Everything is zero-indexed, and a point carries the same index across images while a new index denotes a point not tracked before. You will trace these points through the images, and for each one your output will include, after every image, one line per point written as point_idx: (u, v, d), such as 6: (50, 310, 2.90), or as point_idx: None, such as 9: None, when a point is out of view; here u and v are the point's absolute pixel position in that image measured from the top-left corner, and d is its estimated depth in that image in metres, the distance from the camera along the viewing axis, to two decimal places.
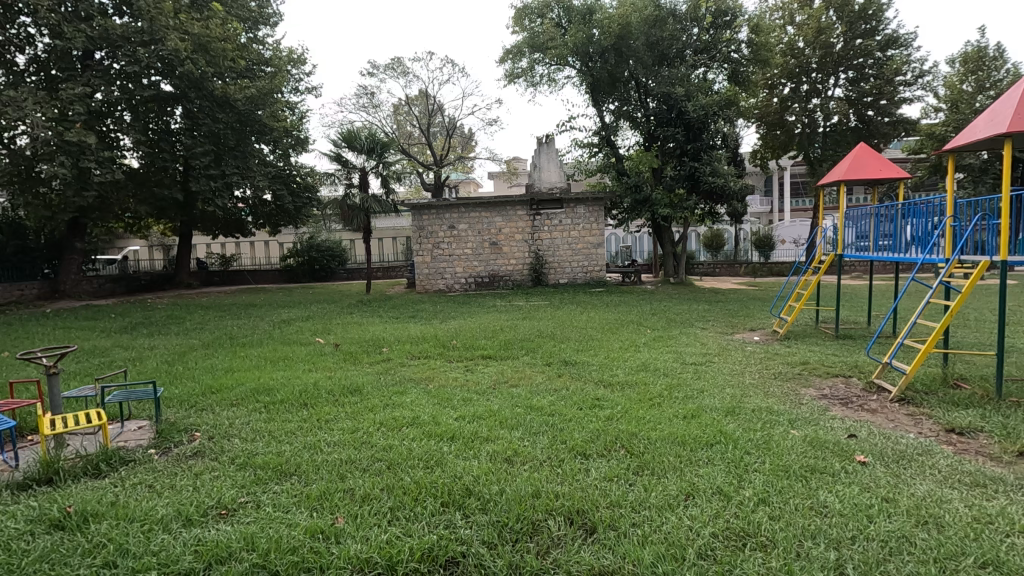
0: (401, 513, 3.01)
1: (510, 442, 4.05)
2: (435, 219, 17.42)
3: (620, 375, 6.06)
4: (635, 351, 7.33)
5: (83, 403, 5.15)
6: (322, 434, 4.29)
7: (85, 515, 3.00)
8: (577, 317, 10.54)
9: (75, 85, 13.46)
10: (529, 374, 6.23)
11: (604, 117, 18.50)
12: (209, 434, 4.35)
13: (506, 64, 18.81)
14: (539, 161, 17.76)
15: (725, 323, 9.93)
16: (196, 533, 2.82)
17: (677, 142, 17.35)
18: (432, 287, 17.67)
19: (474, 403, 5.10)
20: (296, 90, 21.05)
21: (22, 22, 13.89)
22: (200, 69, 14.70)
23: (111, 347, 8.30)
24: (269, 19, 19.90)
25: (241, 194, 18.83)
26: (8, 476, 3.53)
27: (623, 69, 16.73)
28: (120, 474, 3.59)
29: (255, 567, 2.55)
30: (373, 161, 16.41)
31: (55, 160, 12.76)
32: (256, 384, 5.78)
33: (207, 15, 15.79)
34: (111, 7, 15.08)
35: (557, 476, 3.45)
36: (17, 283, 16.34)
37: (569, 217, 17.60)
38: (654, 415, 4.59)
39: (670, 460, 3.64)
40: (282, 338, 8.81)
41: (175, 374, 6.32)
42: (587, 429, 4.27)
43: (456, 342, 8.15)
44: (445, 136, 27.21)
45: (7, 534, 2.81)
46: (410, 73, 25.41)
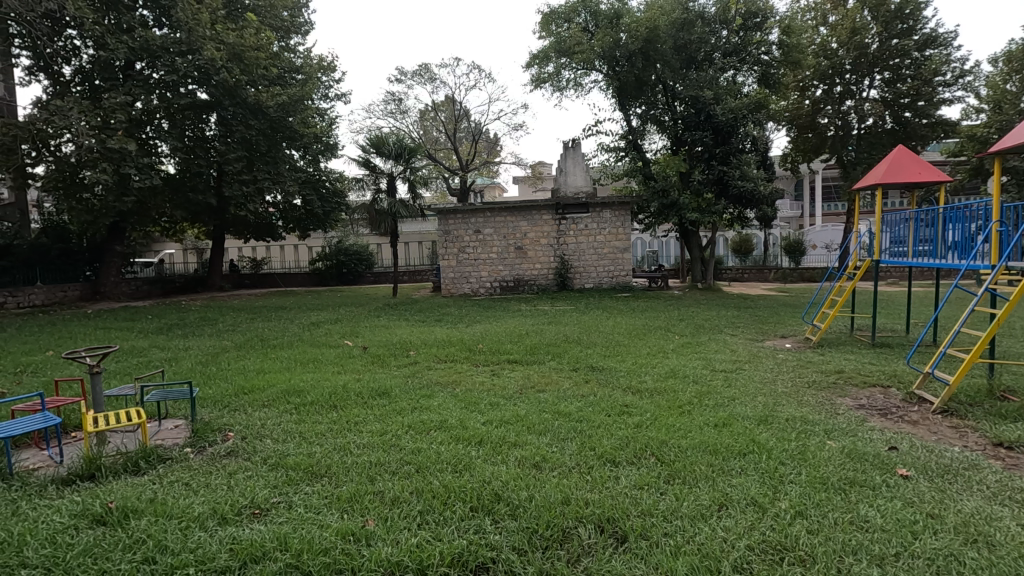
0: (431, 517, 3.02)
1: (539, 448, 4.02)
2: (460, 223, 17.55)
3: (647, 381, 5.97)
4: (663, 357, 7.24)
5: (123, 402, 5.32)
6: (351, 435, 4.35)
7: (126, 512, 3.08)
8: (604, 322, 10.46)
9: (117, 94, 13.94)
10: (556, 379, 6.19)
11: (630, 121, 18.42)
12: (242, 434, 4.44)
13: (533, 69, 18.84)
14: (565, 165, 17.67)
15: (755, 329, 9.73)
16: (231, 532, 2.87)
17: (705, 146, 17.13)
18: (457, 291, 17.78)
19: (501, 408, 5.09)
20: (326, 96, 21.46)
21: (68, 35, 14.44)
22: (235, 78, 15.10)
23: (147, 347, 8.56)
24: (300, 28, 20.36)
25: (272, 199, 19.23)
26: (53, 472, 3.65)
27: (651, 73, 16.61)
28: (158, 472, 3.68)
29: (288, 567, 2.58)
30: (401, 166, 16.63)
31: (98, 167, 13.25)
32: (287, 386, 5.90)
33: (242, 24, 16.25)
34: (152, 19, 15.63)
35: (586, 484, 3.41)
36: (61, 285, 17.02)
37: (595, 222, 17.50)
38: (683, 424, 4.50)
39: (702, 469, 3.57)
40: (311, 340, 8.95)
41: (209, 375, 6.46)
42: (616, 436, 4.22)
43: (482, 346, 8.16)
44: (471, 141, 27.39)
45: (52, 528, 2.90)
46: (437, 79, 25.70)
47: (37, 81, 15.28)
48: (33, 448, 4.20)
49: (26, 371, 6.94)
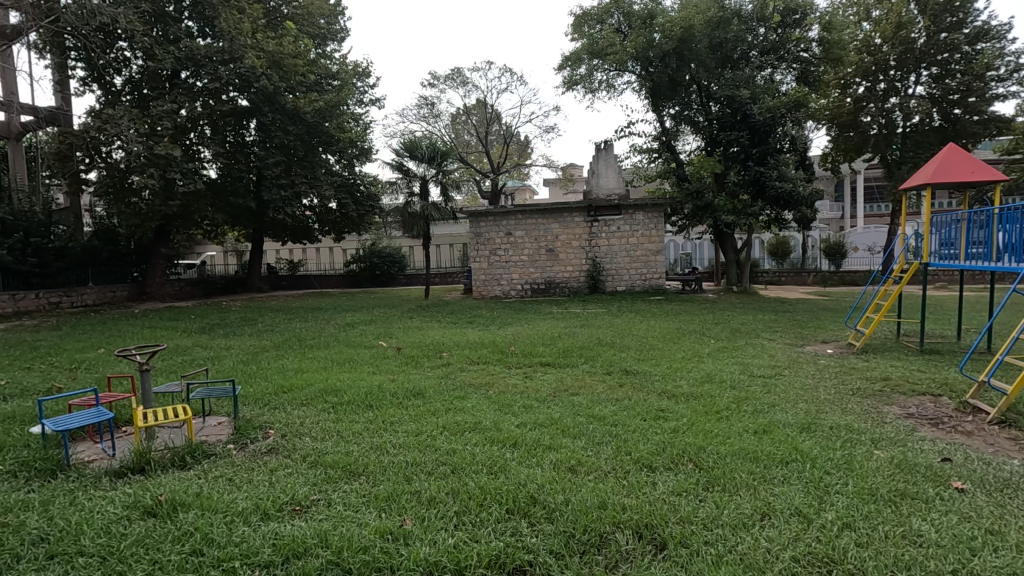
0: (467, 518, 3.03)
1: (574, 451, 3.99)
2: (492, 226, 17.66)
3: (684, 386, 5.86)
4: (699, 362, 7.10)
5: (171, 398, 5.52)
6: (388, 435, 4.40)
7: (174, 505, 3.19)
8: (637, 325, 10.35)
9: (164, 102, 14.52)
10: (590, 383, 6.13)
11: (663, 122, 18.24)
12: (282, 432, 4.54)
13: (565, 71, 18.79)
14: (597, 167, 17.52)
15: (794, 334, 9.48)
16: (274, 527, 2.93)
17: (741, 147, 16.81)
18: (489, 293, 17.88)
19: (535, 410, 5.08)
20: (361, 102, 21.90)
21: (120, 47, 15.07)
22: (274, 85, 15.61)
23: (192, 346, 8.85)
24: (337, 35, 20.84)
25: (308, 203, 19.70)
26: (106, 464, 3.81)
27: (685, 73, 16.40)
28: (203, 467, 3.80)
29: (329, 564, 2.62)
30: (433, 169, 16.76)
31: (146, 172, 13.80)
32: (324, 385, 6.01)
33: (281, 33, 16.80)
34: (197, 30, 16.20)
35: (623, 488, 3.37)
36: (111, 287, 17.82)
37: (627, 224, 17.32)
38: (722, 429, 4.40)
39: (743, 477, 3.48)
40: (347, 340, 9.13)
41: (250, 374, 6.64)
42: (652, 440, 4.16)
43: (514, 348, 8.17)
44: (502, 144, 27.51)
45: (106, 518, 3.03)
46: (470, 82, 25.89)
47: (91, 91, 16.05)
48: (87, 441, 4.39)
49: (80, 368, 7.26)
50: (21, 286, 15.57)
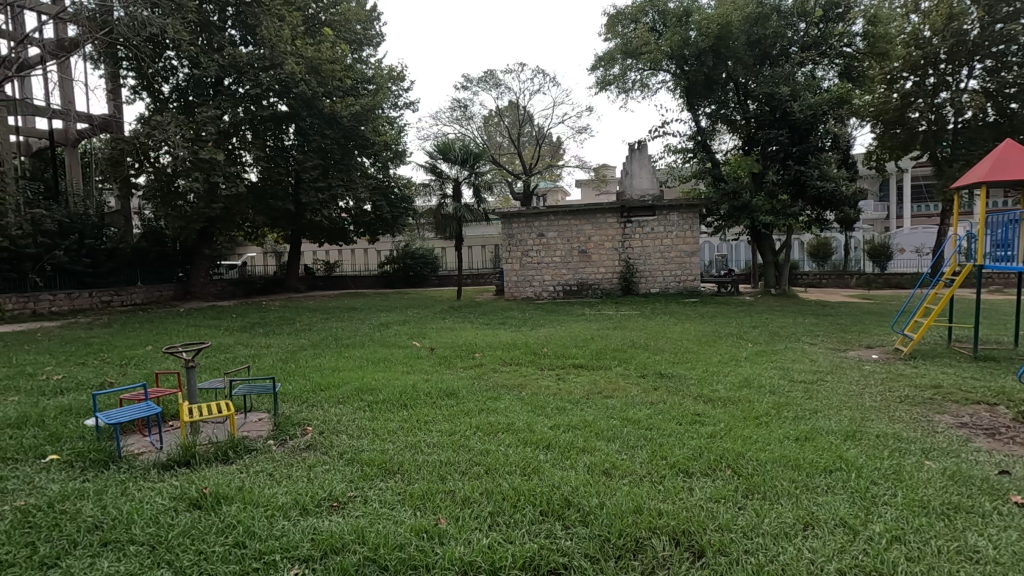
0: (501, 519, 3.03)
1: (609, 454, 3.95)
2: (524, 227, 17.70)
3: (721, 391, 5.72)
4: (736, 366, 6.92)
5: (215, 394, 5.72)
6: (422, 434, 4.44)
7: (218, 497, 3.29)
8: (671, 328, 10.18)
9: (208, 108, 15.06)
10: (624, 386, 6.05)
11: (699, 122, 17.95)
12: (320, 429, 4.64)
13: (598, 71, 18.69)
14: (630, 168, 17.36)
15: (836, 338, 9.16)
16: (313, 522, 3.00)
17: (780, 145, 16.38)
18: (521, 294, 17.92)
19: (568, 413, 5.04)
20: (396, 105, 22.23)
21: (167, 56, 15.69)
22: (312, 90, 16.03)
23: (234, 344, 9.14)
24: (373, 40, 21.22)
25: (344, 204, 20.10)
26: (154, 457, 3.96)
27: (721, 71, 16.09)
28: (245, 462, 3.92)
29: (365, 560, 2.66)
30: (466, 171, 16.86)
31: (191, 176, 14.35)
32: (360, 384, 6.09)
33: (319, 39, 17.20)
34: (239, 38, 16.71)
35: (659, 493, 3.31)
36: (158, 287, 18.55)
37: (662, 225, 17.05)
38: (762, 436, 4.28)
39: (784, 485, 3.38)
40: (382, 340, 9.27)
41: (288, 371, 6.82)
42: (688, 445, 4.07)
43: (547, 350, 8.15)
44: (535, 145, 27.50)
45: (155, 509, 3.15)
46: (502, 84, 26.03)
47: (141, 99, 16.80)
48: (137, 434, 4.58)
49: (130, 364, 7.59)
50: (76, 285, 16.33)
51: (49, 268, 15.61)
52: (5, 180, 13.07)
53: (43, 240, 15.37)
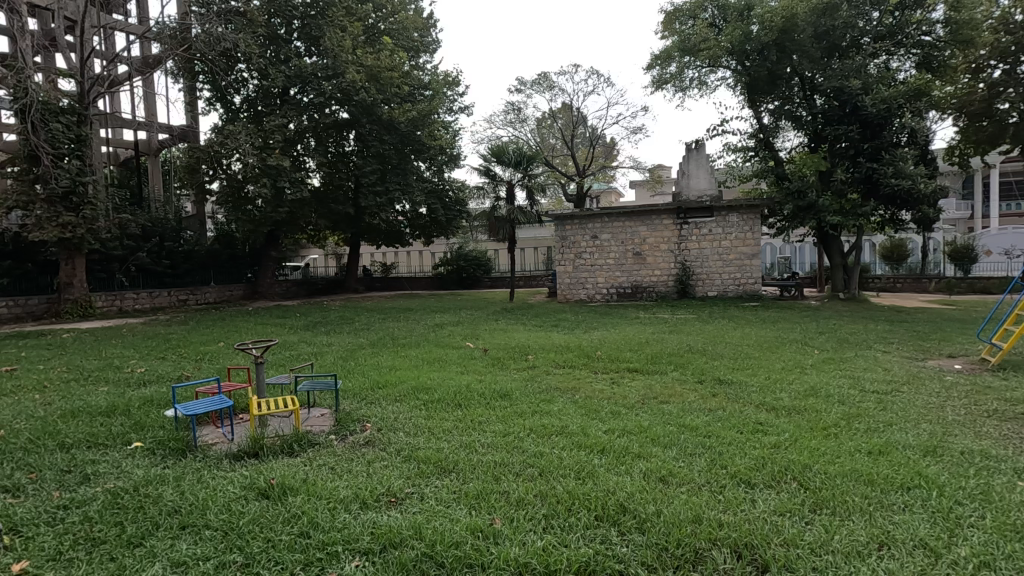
0: (556, 522, 3.01)
1: (665, 461, 3.85)
2: (578, 229, 17.62)
3: (785, 399, 5.47)
4: (801, 374, 6.59)
5: (281, 389, 6.01)
6: (476, 434, 4.49)
7: (284, 488, 3.44)
8: (730, 333, 9.82)
9: (276, 117, 15.86)
10: (680, 391, 5.89)
11: (761, 118, 17.38)
12: (378, 427, 4.77)
13: (654, 70, 18.37)
14: (687, 168, 16.93)
15: (913, 346, 8.55)
16: (373, 516, 3.08)
17: (850, 142, 15.53)
18: (573, 297, 17.84)
19: (624, 418, 4.95)
20: (450, 110, 22.64)
21: (239, 69, 16.56)
22: (372, 97, 16.62)
23: (298, 342, 9.57)
24: (429, 47, 21.66)
25: (401, 208, 20.64)
26: (226, 447, 4.20)
27: (786, 65, 15.44)
28: (308, 455, 4.08)
29: (423, 556, 2.71)
30: (519, 173, 16.95)
31: (260, 182, 15.17)
32: (416, 383, 6.22)
33: (379, 48, 17.76)
34: (304, 49, 17.42)
35: (719, 504, 3.19)
36: (229, 287, 19.63)
37: (720, 226, 16.51)
38: (830, 447, 4.06)
39: (856, 501, 3.19)
40: (436, 340, 9.45)
41: (348, 369, 7.06)
42: (751, 455, 3.92)
43: (600, 353, 8.05)
44: (588, 146, 27.29)
45: (228, 497, 3.33)
46: (556, 86, 26.00)
47: (215, 110, 17.84)
48: (211, 426, 4.87)
49: (204, 359, 8.09)
50: (157, 285, 17.51)
51: (134, 268, 16.85)
52: (96, 188, 14.18)
53: (128, 243, 16.58)
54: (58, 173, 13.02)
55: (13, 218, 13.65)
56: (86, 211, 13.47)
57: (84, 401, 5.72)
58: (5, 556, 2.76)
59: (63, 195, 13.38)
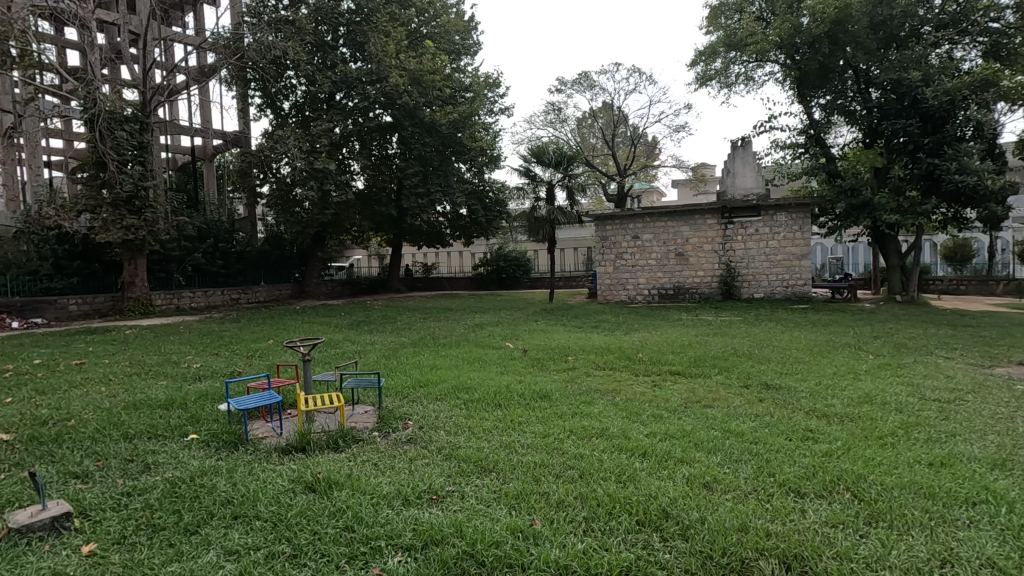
0: (597, 525, 2.99)
1: (709, 466, 3.76)
2: (619, 229, 17.43)
3: (836, 406, 5.25)
4: (854, 380, 6.30)
5: (326, 386, 6.18)
6: (516, 435, 4.50)
7: (330, 483, 3.53)
8: (778, 336, 9.49)
9: (322, 122, 16.36)
10: (725, 395, 5.74)
11: (812, 114, 16.74)
12: (420, 425, 4.85)
13: (698, 67, 17.98)
14: (732, 166, 16.45)
15: (978, 353, 8.05)
16: (415, 513, 3.13)
17: (909, 136, 14.77)
18: (614, 298, 17.65)
19: (666, 421, 4.87)
20: (491, 111, 22.77)
21: (288, 76, 17.15)
22: (414, 100, 16.91)
23: (343, 340, 9.83)
24: (470, 49, 21.82)
25: (442, 209, 20.91)
26: (276, 441, 4.35)
27: (839, 58, 14.84)
28: (353, 451, 4.18)
29: (464, 554, 2.73)
30: (560, 173, 16.90)
31: (308, 185, 15.66)
32: (456, 383, 6.29)
33: (421, 52, 18.05)
34: (349, 54, 17.88)
35: (767, 513, 3.09)
36: (278, 287, 20.32)
37: (767, 226, 16.00)
38: (886, 458, 3.88)
39: (916, 515, 3.02)
40: (476, 341, 9.51)
41: (390, 368, 7.20)
42: (800, 463, 3.78)
43: (642, 355, 7.94)
44: (629, 145, 26.94)
45: (277, 489, 3.45)
46: (597, 85, 25.79)
47: (266, 116, 18.52)
48: (262, 420, 5.06)
49: (255, 356, 8.40)
50: (211, 284, 18.29)
51: (190, 268, 17.67)
52: (156, 192, 14.95)
53: (185, 244, 17.41)
54: (122, 178, 13.80)
55: (82, 221, 14.53)
56: (147, 214, 14.21)
57: (145, 394, 6.05)
58: (76, 538, 2.94)
59: (127, 199, 14.16)
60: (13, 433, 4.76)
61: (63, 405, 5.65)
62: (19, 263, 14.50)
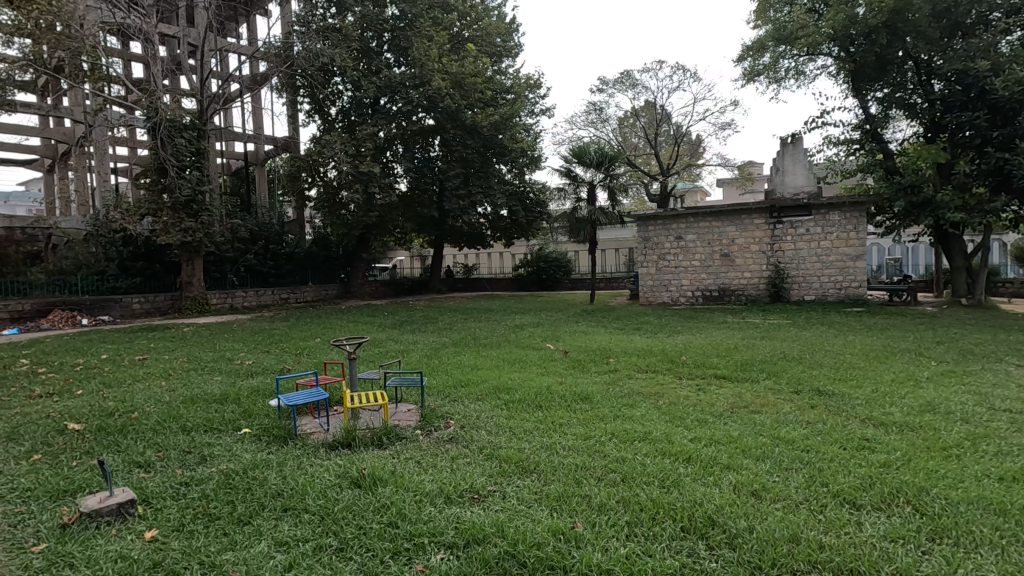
0: (640, 530, 2.94)
1: (757, 474, 3.65)
2: (662, 229, 17.18)
3: (895, 414, 4.99)
4: (915, 388, 5.96)
5: (371, 384, 6.32)
6: (557, 436, 4.47)
7: (374, 479, 3.61)
8: (831, 340, 9.10)
9: (367, 126, 16.78)
10: (774, 401, 5.55)
11: (868, 107, 16.04)
12: (461, 424, 4.90)
13: (745, 62, 17.47)
14: (782, 163, 15.90)
15: None
16: (456, 511, 3.16)
17: (976, 129, 13.92)
18: (656, 299, 17.37)
19: (711, 426, 4.75)
20: (532, 112, 22.79)
21: (335, 83, 17.67)
22: (456, 103, 17.11)
23: (387, 339, 10.04)
24: (512, 51, 21.87)
25: (483, 210, 21.06)
26: (324, 437, 4.48)
27: (897, 49, 14.13)
28: (396, 448, 4.26)
29: (505, 554, 2.74)
30: (601, 174, 16.75)
31: (353, 188, 16.08)
32: (497, 383, 6.33)
33: (463, 55, 18.21)
34: (393, 60, 18.27)
35: (819, 524, 2.97)
36: (325, 287, 20.90)
37: (819, 225, 15.39)
38: (952, 470, 3.66)
39: (985, 532, 2.84)
40: (517, 341, 9.53)
41: (432, 367, 7.30)
42: (855, 473, 3.61)
43: (685, 358, 7.77)
44: (673, 144, 26.45)
45: (324, 484, 3.55)
46: (639, 84, 25.44)
47: (314, 122, 19.12)
48: (310, 416, 5.22)
49: (303, 353, 8.69)
50: (262, 284, 19.00)
51: (243, 269, 18.42)
52: (211, 196, 15.64)
53: (238, 246, 18.16)
54: (181, 183, 14.53)
55: (145, 225, 15.36)
56: (203, 217, 14.89)
57: (201, 389, 6.33)
58: (139, 523, 3.11)
59: (185, 203, 14.89)
60: (84, 423, 5.08)
61: (127, 398, 5.99)
62: (88, 264, 15.47)
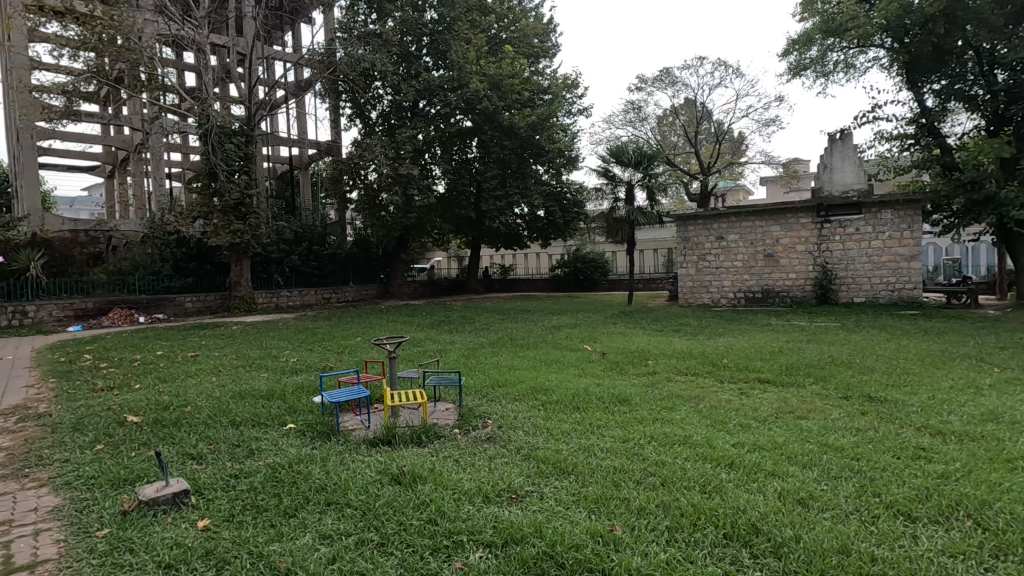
0: (680, 536, 2.88)
1: (804, 482, 3.52)
2: (702, 229, 16.81)
3: (954, 423, 4.74)
4: (976, 395, 5.64)
5: (410, 383, 6.42)
6: (595, 438, 4.44)
7: (414, 476, 3.66)
8: (883, 344, 8.73)
9: (406, 129, 17.06)
10: (821, 407, 5.35)
11: (924, 100, 15.34)
12: (499, 423, 4.92)
13: (791, 56, 16.90)
14: (830, 160, 15.32)
15: None
16: (494, 511, 3.18)
17: None
18: (696, 301, 17.00)
19: (754, 431, 4.62)
20: (569, 112, 22.69)
21: (376, 87, 18.06)
22: (494, 104, 17.19)
23: (425, 339, 10.17)
24: (549, 52, 21.81)
25: (520, 211, 21.09)
26: (365, 434, 4.58)
27: (956, 38, 13.41)
28: (434, 447, 4.31)
29: (543, 554, 2.74)
30: (640, 173, 16.52)
31: (393, 190, 16.38)
32: (534, 384, 6.33)
33: (501, 57, 18.28)
34: (432, 64, 18.55)
35: (871, 536, 2.85)
36: (365, 287, 21.34)
37: (870, 224, 14.76)
38: (1018, 483, 3.44)
39: None
40: (554, 342, 9.51)
41: (470, 367, 7.36)
42: (910, 484, 3.45)
43: (727, 361, 7.59)
44: (713, 142, 25.86)
45: (366, 479, 3.62)
46: (679, 81, 24.99)
47: (355, 126, 19.58)
48: (352, 414, 5.34)
49: (344, 352, 8.90)
50: (305, 284, 19.55)
51: (288, 269, 19.02)
52: (258, 199, 16.21)
53: (283, 247, 18.75)
54: (230, 187, 15.12)
55: (197, 227, 16.06)
56: (251, 219, 15.45)
57: (248, 385, 6.57)
58: (192, 512, 3.26)
59: (234, 206, 15.48)
60: (141, 416, 5.34)
61: (180, 393, 6.25)
62: (145, 264, 16.28)
